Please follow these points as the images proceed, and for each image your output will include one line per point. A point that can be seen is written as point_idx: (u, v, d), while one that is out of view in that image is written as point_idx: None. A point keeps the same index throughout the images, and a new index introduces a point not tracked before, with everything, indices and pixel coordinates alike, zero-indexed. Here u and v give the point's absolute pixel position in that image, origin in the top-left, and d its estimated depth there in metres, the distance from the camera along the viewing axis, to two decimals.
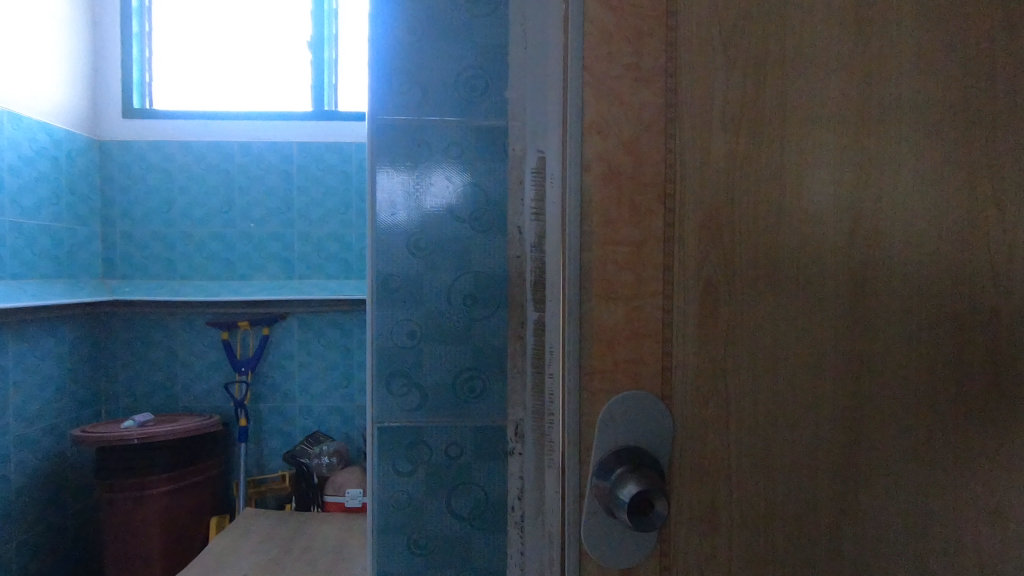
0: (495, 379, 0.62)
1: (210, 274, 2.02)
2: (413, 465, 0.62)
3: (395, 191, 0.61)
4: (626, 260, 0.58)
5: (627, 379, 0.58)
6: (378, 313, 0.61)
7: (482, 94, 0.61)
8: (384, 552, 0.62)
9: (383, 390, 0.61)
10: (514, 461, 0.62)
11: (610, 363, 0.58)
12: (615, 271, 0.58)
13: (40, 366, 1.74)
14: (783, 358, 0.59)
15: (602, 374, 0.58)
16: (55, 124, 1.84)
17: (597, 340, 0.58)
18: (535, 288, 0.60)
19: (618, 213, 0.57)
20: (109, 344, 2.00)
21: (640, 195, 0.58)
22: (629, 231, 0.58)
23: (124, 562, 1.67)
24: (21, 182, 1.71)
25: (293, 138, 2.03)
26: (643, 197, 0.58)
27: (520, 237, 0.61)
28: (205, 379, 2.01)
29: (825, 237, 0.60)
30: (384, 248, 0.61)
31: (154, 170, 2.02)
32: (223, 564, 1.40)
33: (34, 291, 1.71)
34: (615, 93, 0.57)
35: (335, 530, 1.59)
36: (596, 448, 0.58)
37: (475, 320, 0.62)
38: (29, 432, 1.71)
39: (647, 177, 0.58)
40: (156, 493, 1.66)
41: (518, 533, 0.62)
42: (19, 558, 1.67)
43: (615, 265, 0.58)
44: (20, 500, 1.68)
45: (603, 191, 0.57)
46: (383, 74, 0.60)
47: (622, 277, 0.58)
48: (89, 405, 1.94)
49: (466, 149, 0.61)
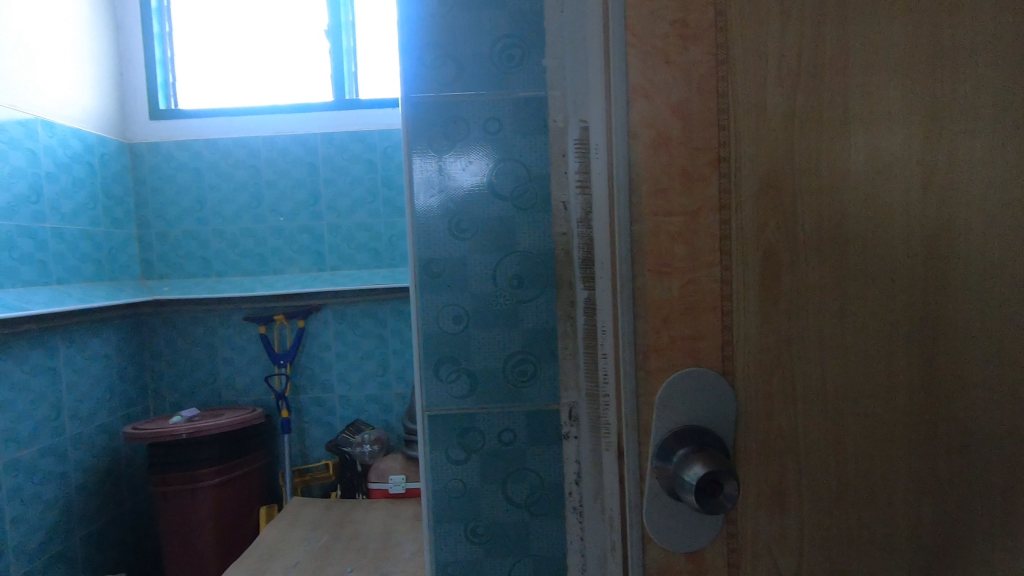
0: (546, 362, 0.60)
1: (244, 269, 2.04)
2: (466, 453, 0.60)
3: (432, 172, 0.59)
4: (679, 232, 0.55)
5: (687, 356, 0.55)
6: (422, 299, 0.60)
7: (519, 64, 0.58)
8: (442, 542, 0.61)
9: (433, 378, 0.60)
10: (569, 445, 0.60)
11: (667, 341, 0.55)
12: (668, 244, 0.54)
13: (90, 367, 1.80)
14: (852, 328, 0.56)
15: (659, 352, 0.55)
16: (86, 130, 1.87)
17: (653, 317, 0.55)
18: (584, 266, 0.57)
19: (669, 181, 0.54)
20: (153, 343, 2.05)
21: (693, 161, 0.54)
22: (682, 200, 0.54)
23: (182, 553, 1.73)
24: (60, 189, 1.75)
25: (315, 129, 2.03)
26: (696, 164, 0.54)
27: (566, 213, 0.58)
28: (246, 373, 2.04)
29: (894, 195, 0.55)
30: (425, 232, 0.59)
31: (183, 169, 2.04)
32: (277, 553, 1.43)
33: (80, 295, 1.76)
34: (661, 53, 0.54)
35: (382, 517, 1.61)
36: (656, 429, 0.55)
37: (522, 302, 0.59)
38: (85, 430, 1.77)
39: (699, 143, 0.54)
40: (207, 485, 1.71)
41: (576, 518, 0.60)
42: (83, 550, 1.74)
43: (669, 237, 0.54)
44: (81, 495, 1.75)
45: (654, 161, 0.54)
46: (415, 51, 0.58)
47: (677, 248, 0.55)
48: (137, 402, 2.00)
49: (505, 124, 0.58)
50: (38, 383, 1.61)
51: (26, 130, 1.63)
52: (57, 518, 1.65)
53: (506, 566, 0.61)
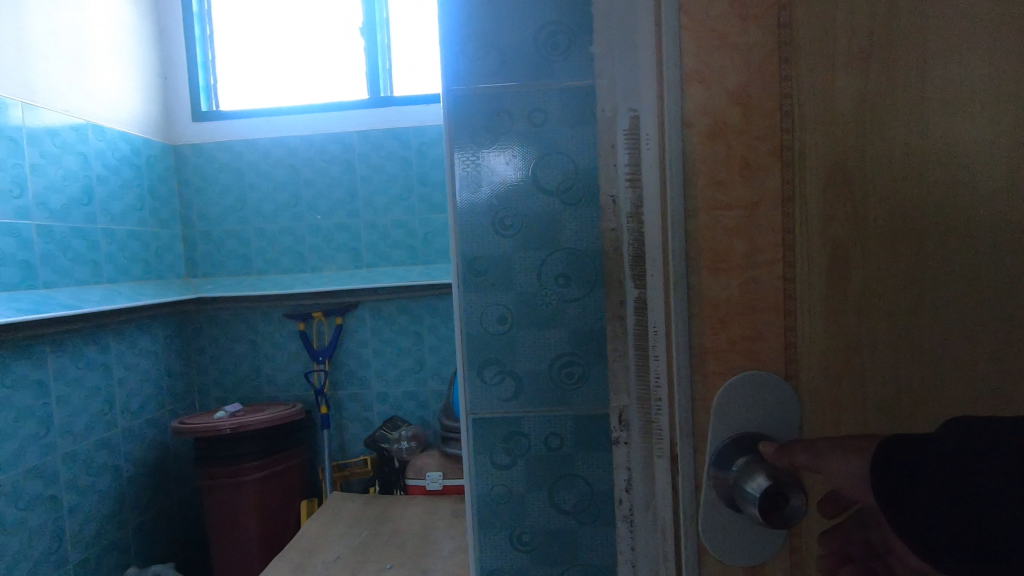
0: (595, 364, 0.57)
1: (283, 267, 2.07)
2: (511, 458, 0.58)
3: (475, 168, 0.57)
4: (737, 226, 0.51)
5: (746, 358, 0.52)
6: (465, 298, 0.58)
7: (565, 52, 0.55)
8: (487, 548, 0.59)
9: (477, 380, 0.58)
10: (619, 451, 0.57)
11: (725, 341, 0.52)
12: (726, 239, 0.51)
13: (139, 363, 1.86)
14: (920, 332, 0.52)
15: (717, 353, 0.52)
16: (133, 133, 1.93)
17: (709, 317, 0.52)
18: (633, 263, 0.55)
19: (727, 172, 0.51)
20: (198, 339, 2.10)
21: (753, 150, 0.51)
22: (741, 192, 0.51)
23: (227, 544, 1.78)
24: (110, 190, 1.81)
25: (351, 128, 2.04)
26: (756, 153, 0.51)
27: (615, 207, 0.56)
28: (286, 369, 2.08)
29: (977, 183, 0.51)
30: (467, 230, 0.57)
31: (225, 170, 2.08)
32: (318, 547, 1.45)
33: (129, 293, 1.81)
34: (718, 35, 0.50)
35: (420, 513, 1.61)
36: (713, 436, 0.52)
37: (569, 301, 0.57)
38: (135, 424, 1.83)
39: (760, 131, 0.50)
40: (250, 479, 1.75)
41: (627, 527, 0.57)
42: (136, 539, 1.81)
43: (727, 231, 0.51)
44: (132, 487, 1.81)
45: (711, 151, 0.50)
46: (457, 42, 0.55)
47: (735, 244, 0.51)
48: (183, 397, 2.06)
49: (550, 115, 0.56)
50: (91, 377, 1.67)
51: (79, 135, 1.70)
52: (110, 508, 1.72)
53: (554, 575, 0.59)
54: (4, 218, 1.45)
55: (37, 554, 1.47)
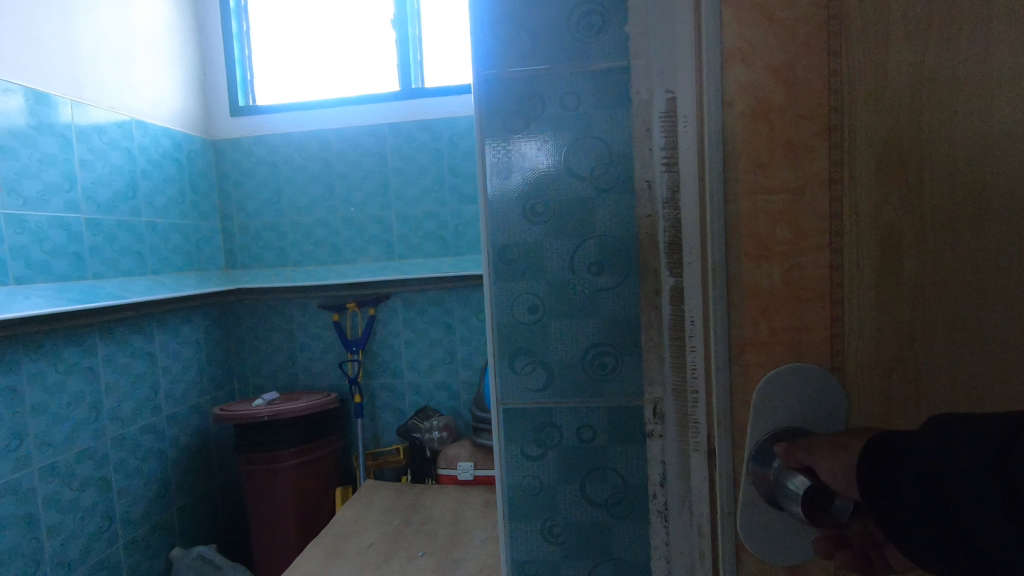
0: (629, 355, 0.55)
1: (318, 259, 2.11)
2: (542, 449, 0.58)
3: (506, 154, 0.56)
4: (780, 212, 0.49)
5: (788, 350, 0.50)
6: (495, 287, 0.57)
7: (598, 31, 0.53)
8: (517, 539, 0.59)
9: (508, 369, 0.57)
10: (654, 444, 0.55)
11: (765, 333, 0.50)
12: (768, 225, 0.49)
13: (182, 351, 1.92)
14: (969, 322, 0.50)
15: (756, 345, 0.51)
16: (175, 128, 1.99)
17: (750, 307, 0.50)
18: (670, 250, 0.52)
19: (769, 154, 0.49)
20: (237, 329, 2.16)
21: (799, 130, 0.49)
22: (785, 175, 0.49)
23: (266, 527, 1.83)
24: (153, 185, 1.87)
25: (383, 120, 2.05)
26: (801, 134, 0.49)
27: (650, 193, 0.53)
28: (321, 359, 2.12)
29: None
30: (498, 218, 0.56)
31: (261, 163, 2.13)
32: (352, 534, 1.48)
33: (172, 284, 1.87)
34: (762, 9, 0.48)
35: (451, 502, 1.62)
36: (753, 430, 0.51)
37: (602, 290, 0.55)
38: (179, 411, 1.90)
39: (805, 111, 0.48)
40: (287, 465, 1.80)
41: (661, 523, 0.55)
42: (180, 521, 1.88)
43: (771, 218, 0.49)
44: (177, 470, 1.88)
45: (754, 134, 0.49)
46: (488, 25, 0.54)
47: (779, 231, 0.49)
48: (224, 385, 2.13)
49: (583, 98, 0.54)
50: (138, 365, 1.74)
51: (124, 131, 1.76)
52: (156, 491, 1.79)
53: (585, 568, 0.58)
54: (55, 212, 1.52)
55: (89, 532, 1.54)
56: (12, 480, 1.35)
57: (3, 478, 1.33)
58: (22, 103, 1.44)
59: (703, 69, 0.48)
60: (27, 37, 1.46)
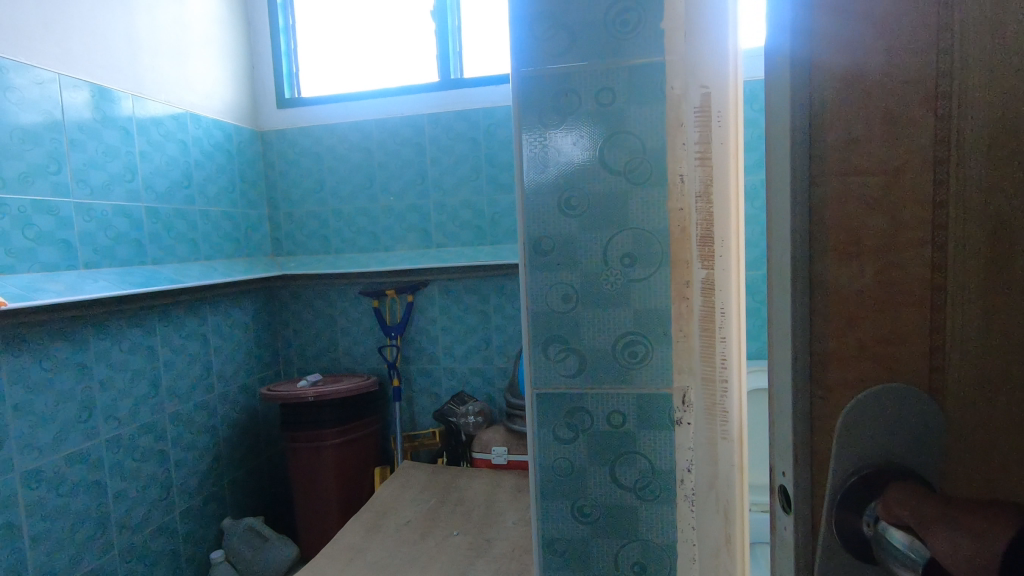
0: (660, 344, 0.57)
1: (359, 246, 2.18)
2: (573, 433, 0.60)
3: (541, 148, 0.58)
4: (876, 198, 0.37)
5: (880, 366, 0.38)
6: (531, 276, 0.59)
7: (635, 28, 0.54)
8: (549, 516, 0.62)
9: (541, 356, 0.60)
10: (683, 431, 0.57)
11: (855, 351, 0.38)
12: (860, 216, 0.37)
13: (233, 334, 2.03)
14: None
15: (842, 363, 0.38)
16: (225, 120, 2.08)
17: (834, 312, 0.38)
18: (702, 243, 0.54)
19: (862, 124, 0.36)
20: (283, 313, 2.26)
21: (902, 89, 0.36)
22: (879, 150, 0.36)
23: (309, 502, 1.92)
24: (206, 174, 1.96)
25: (422, 110, 2.09)
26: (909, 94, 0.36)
27: (683, 186, 0.54)
28: (362, 343, 2.19)
29: None
30: (535, 210, 0.58)
31: (306, 154, 2.20)
32: (390, 511, 1.54)
33: (223, 270, 1.97)
34: None
35: (485, 485, 1.67)
36: (835, 464, 0.39)
37: (634, 281, 0.57)
38: (229, 390, 2.00)
39: (903, 62, 0.36)
40: (329, 444, 1.88)
41: (688, 507, 0.57)
42: (231, 493, 1.99)
43: (863, 206, 0.37)
44: (227, 445, 1.99)
45: (842, 98, 0.37)
46: (526, 23, 0.56)
47: (871, 222, 0.37)
48: (270, 366, 2.23)
49: (618, 94, 0.55)
50: (193, 346, 1.84)
51: (178, 123, 1.85)
52: (209, 464, 1.90)
53: (614, 548, 0.60)
54: (118, 201, 1.62)
55: (149, 500, 1.65)
56: (82, 449, 1.46)
57: (74, 447, 1.44)
58: (88, 98, 1.54)
59: (775, 26, 0.38)
60: (92, 35, 1.56)
